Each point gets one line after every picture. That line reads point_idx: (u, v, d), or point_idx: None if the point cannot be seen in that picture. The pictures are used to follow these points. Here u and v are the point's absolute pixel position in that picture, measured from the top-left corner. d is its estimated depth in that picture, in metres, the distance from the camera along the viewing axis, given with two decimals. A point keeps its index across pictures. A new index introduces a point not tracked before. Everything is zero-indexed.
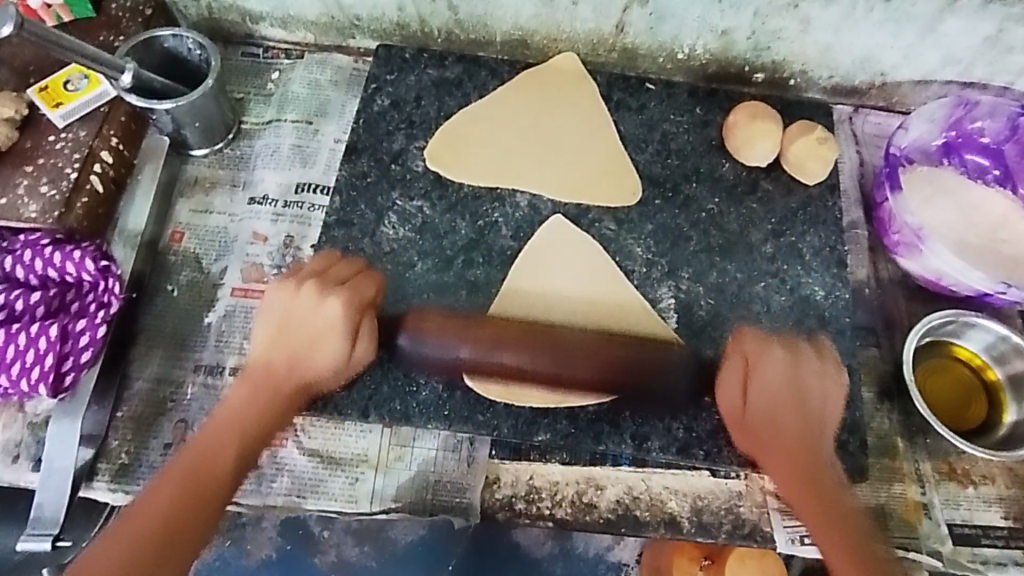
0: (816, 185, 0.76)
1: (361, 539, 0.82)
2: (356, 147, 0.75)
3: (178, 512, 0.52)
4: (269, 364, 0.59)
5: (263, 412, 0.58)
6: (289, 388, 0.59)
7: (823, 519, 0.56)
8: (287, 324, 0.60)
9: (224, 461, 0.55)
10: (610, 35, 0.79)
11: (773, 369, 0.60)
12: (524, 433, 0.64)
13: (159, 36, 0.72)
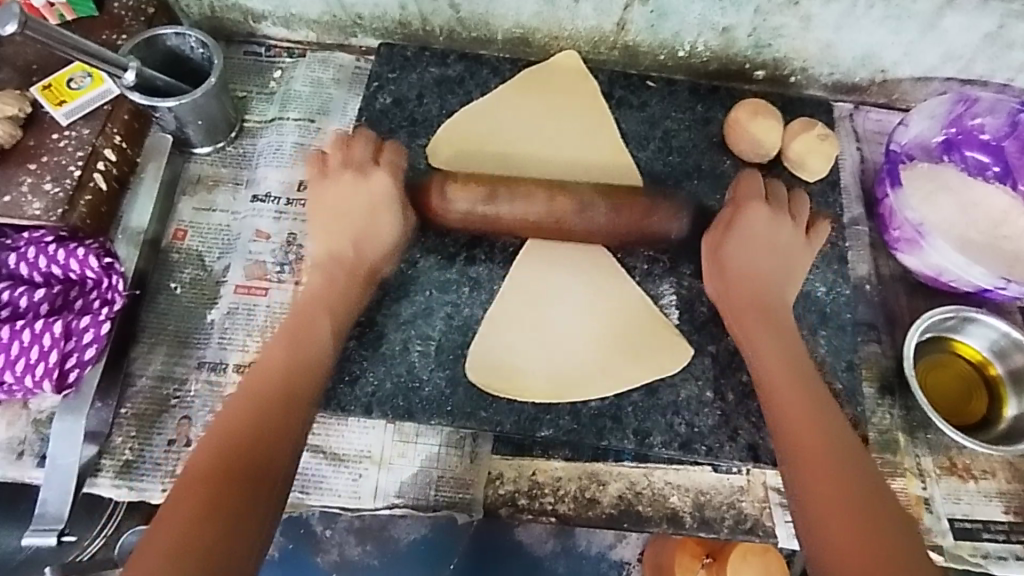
0: (817, 182, 0.76)
1: (363, 538, 0.80)
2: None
3: (274, 407, 0.57)
4: (338, 253, 0.67)
5: (332, 315, 0.64)
6: (360, 272, 0.66)
7: (796, 406, 0.59)
8: (340, 207, 0.68)
9: (309, 361, 0.61)
10: (612, 32, 0.79)
11: (753, 229, 0.67)
12: (526, 430, 0.64)
13: (161, 35, 0.73)
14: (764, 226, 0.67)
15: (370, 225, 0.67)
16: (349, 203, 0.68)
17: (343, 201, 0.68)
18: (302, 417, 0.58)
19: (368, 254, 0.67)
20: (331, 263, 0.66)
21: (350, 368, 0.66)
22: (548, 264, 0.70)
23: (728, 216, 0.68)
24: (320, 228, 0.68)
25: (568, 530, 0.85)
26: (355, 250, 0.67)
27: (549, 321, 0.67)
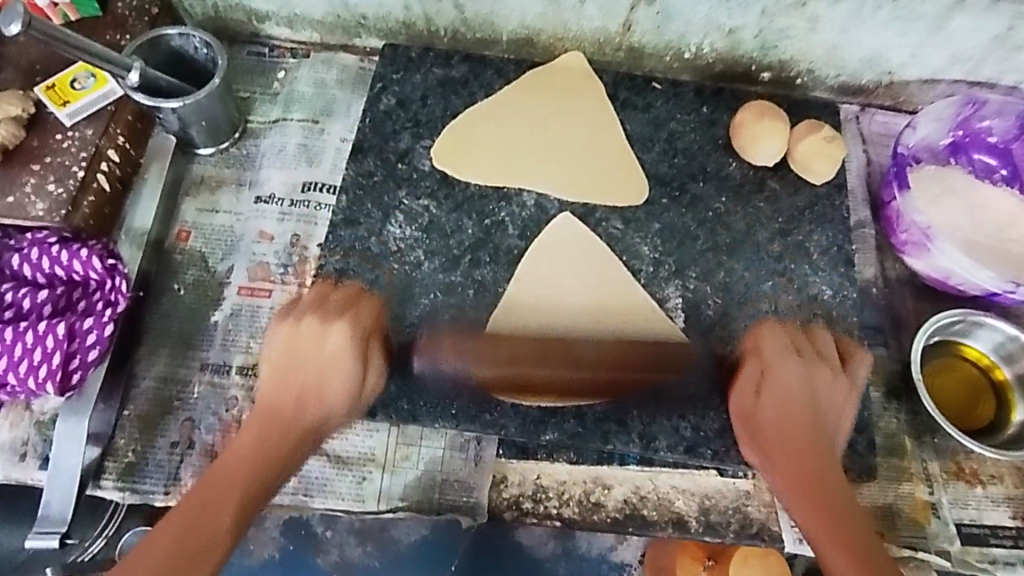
0: (824, 184, 0.76)
1: (365, 538, 0.65)
2: (363, 145, 0.75)
3: (171, 567, 0.50)
4: (279, 399, 0.59)
5: (264, 460, 0.56)
6: (296, 430, 0.58)
7: (816, 504, 0.56)
8: (290, 362, 0.60)
9: (221, 515, 0.53)
10: (617, 34, 0.79)
11: (780, 386, 0.61)
12: (531, 433, 0.64)
13: (165, 35, 0.72)
14: (793, 366, 0.62)
15: (321, 388, 0.59)
16: (291, 389, 0.59)
17: (289, 367, 0.60)
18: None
19: (311, 409, 0.59)
20: (271, 401, 0.59)
21: None
22: (552, 268, 0.69)
23: (753, 369, 0.63)
24: (268, 376, 0.60)
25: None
26: (295, 397, 0.59)
27: (555, 326, 0.66)
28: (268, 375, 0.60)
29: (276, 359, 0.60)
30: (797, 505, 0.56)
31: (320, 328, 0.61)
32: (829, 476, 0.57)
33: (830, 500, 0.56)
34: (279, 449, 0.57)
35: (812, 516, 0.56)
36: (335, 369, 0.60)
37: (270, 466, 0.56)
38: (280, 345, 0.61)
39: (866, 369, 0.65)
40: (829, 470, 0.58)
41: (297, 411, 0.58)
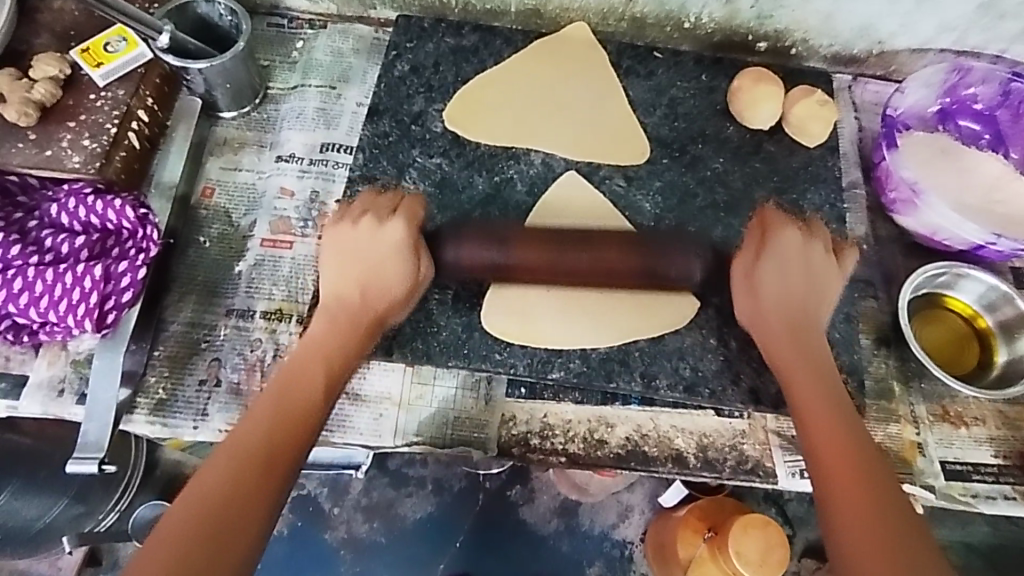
0: (817, 147, 0.80)
1: (370, 516, 1.13)
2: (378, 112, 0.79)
3: (282, 442, 0.56)
4: (353, 295, 0.65)
5: (343, 351, 0.62)
6: (365, 320, 0.64)
7: (818, 389, 0.61)
8: (352, 258, 0.66)
9: (306, 400, 0.59)
10: (621, 4, 0.83)
11: (779, 276, 0.66)
12: (539, 372, 0.68)
13: (192, 2, 0.76)
14: (792, 247, 0.67)
15: (379, 274, 0.65)
16: (362, 288, 0.65)
17: (364, 267, 0.65)
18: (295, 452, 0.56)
19: (372, 301, 0.65)
20: (349, 295, 0.65)
21: None
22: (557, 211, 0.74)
23: (757, 254, 0.68)
24: (333, 271, 0.66)
25: (571, 510, 1.13)
26: (367, 298, 0.65)
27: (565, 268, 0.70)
28: (332, 272, 0.66)
29: (338, 255, 0.66)
30: (802, 389, 0.61)
31: (375, 229, 0.66)
32: (825, 361, 0.64)
33: (825, 383, 0.62)
34: (350, 336, 0.63)
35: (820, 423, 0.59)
36: (389, 259, 0.65)
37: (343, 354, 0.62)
38: (336, 250, 0.67)
39: (855, 262, 0.70)
40: (823, 366, 0.63)
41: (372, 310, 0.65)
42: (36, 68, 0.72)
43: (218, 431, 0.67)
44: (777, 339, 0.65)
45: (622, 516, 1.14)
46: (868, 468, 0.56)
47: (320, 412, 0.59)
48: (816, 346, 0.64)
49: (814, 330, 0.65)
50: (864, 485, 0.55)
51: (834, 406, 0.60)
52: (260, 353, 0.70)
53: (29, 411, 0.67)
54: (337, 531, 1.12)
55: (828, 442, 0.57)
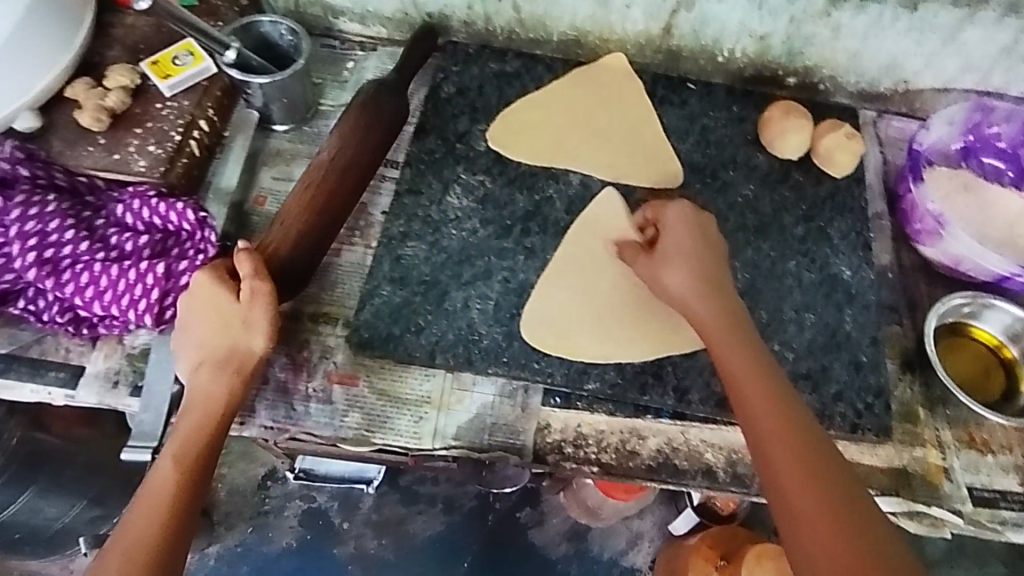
0: (844, 177, 0.84)
1: (381, 533, 1.17)
2: (395, 75, 0.80)
3: (157, 527, 0.56)
4: (211, 350, 0.63)
5: (203, 418, 0.61)
6: (227, 367, 0.63)
7: (763, 406, 0.58)
8: (198, 318, 0.64)
9: (171, 482, 0.58)
10: (658, 36, 0.87)
11: (677, 258, 0.67)
12: (575, 381, 0.70)
13: (257, 21, 0.81)
14: (675, 225, 0.69)
15: (221, 321, 0.63)
16: (213, 342, 0.63)
17: (214, 321, 0.63)
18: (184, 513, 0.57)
19: (225, 343, 0.63)
20: (207, 354, 0.63)
21: (415, 320, 0.72)
22: (595, 222, 0.78)
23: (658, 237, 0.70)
24: (190, 338, 0.64)
25: (580, 535, 1.17)
26: (226, 340, 0.63)
27: (598, 279, 0.74)
28: (184, 338, 0.65)
29: (188, 318, 0.64)
30: (747, 404, 0.59)
31: (201, 285, 0.64)
32: (750, 369, 0.60)
33: (758, 404, 0.58)
34: (218, 384, 0.62)
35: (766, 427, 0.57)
36: (218, 308, 0.63)
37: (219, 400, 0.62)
38: (184, 318, 0.65)
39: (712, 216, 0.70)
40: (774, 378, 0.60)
41: (230, 353, 0.63)
42: (109, 78, 0.77)
43: (263, 428, 0.68)
44: (710, 327, 0.63)
45: (631, 544, 1.18)
46: (818, 504, 0.53)
47: (189, 485, 0.58)
48: (751, 344, 0.62)
49: (741, 332, 0.63)
50: (822, 507, 0.53)
51: (801, 442, 0.56)
52: (308, 354, 0.72)
53: (85, 402, 0.70)
54: (346, 546, 1.15)
55: (784, 454, 0.55)
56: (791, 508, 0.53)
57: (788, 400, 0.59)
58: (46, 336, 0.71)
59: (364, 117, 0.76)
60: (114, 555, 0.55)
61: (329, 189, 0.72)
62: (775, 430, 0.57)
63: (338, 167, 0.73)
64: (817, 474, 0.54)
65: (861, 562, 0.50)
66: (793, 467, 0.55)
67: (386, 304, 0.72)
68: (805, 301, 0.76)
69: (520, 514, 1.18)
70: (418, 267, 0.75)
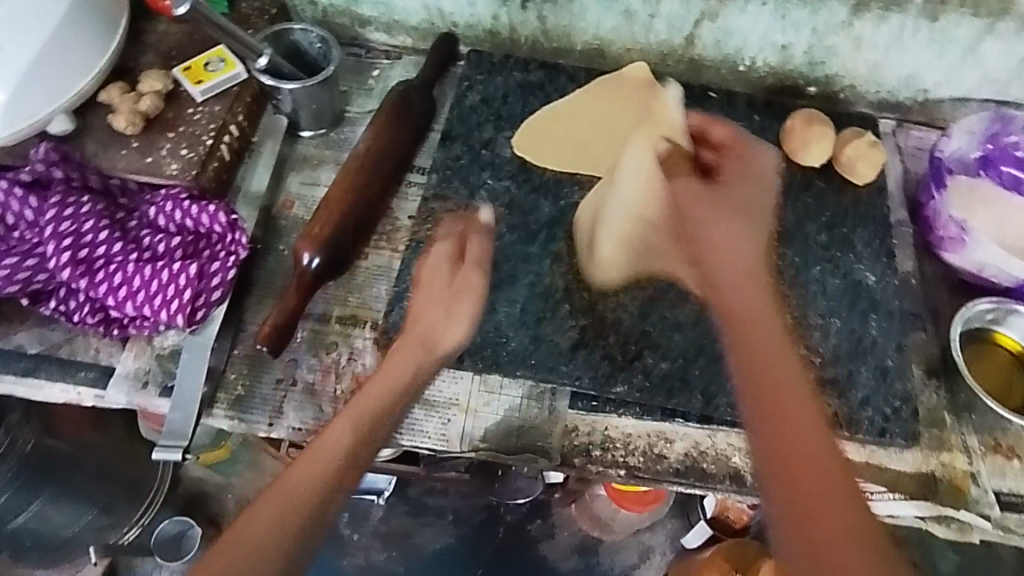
0: (866, 186, 0.84)
1: (390, 545, 1.16)
2: (422, 77, 0.87)
3: (319, 487, 0.56)
4: (427, 330, 0.67)
5: (397, 400, 0.64)
6: (426, 354, 0.66)
7: (770, 380, 0.58)
8: (426, 291, 0.69)
9: (347, 447, 0.59)
10: (680, 47, 0.88)
11: (727, 223, 0.65)
12: (603, 385, 0.70)
13: (289, 29, 0.83)
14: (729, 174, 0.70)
15: (444, 305, 0.68)
16: (441, 329, 0.67)
17: (434, 300, 0.69)
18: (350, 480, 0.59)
19: (436, 330, 0.67)
20: (420, 339, 0.67)
21: None
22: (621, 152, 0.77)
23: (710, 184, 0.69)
24: (417, 309, 0.69)
25: (591, 548, 1.17)
26: (431, 327, 0.67)
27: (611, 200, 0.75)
28: (413, 306, 0.69)
29: (421, 288, 0.69)
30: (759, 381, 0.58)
31: (432, 256, 0.70)
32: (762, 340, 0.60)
33: (775, 376, 0.58)
34: (412, 366, 0.65)
35: (768, 405, 0.57)
36: (449, 291, 0.68)
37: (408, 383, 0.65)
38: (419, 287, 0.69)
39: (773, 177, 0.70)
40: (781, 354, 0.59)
41: (436, 345, 0.67)
42: (143, 83, 0.78)
43: (291, 429, 0.68)
44: (731, 281, 0.63)
45: (642, 557, 1.17)
46: (824, 476, 0.53)
47: (361, 456, 0.60)
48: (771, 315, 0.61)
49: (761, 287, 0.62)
50: (829, 483, 0.53)
51: (806, 420, 0.56)
52: (336, 356, 0.72)
53: (113, 402, 0.69)
54: (355, 557, 1.15)
55: (783, 434, 0.55)
56: (782, 484, 0.54)
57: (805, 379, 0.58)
58: (76, 336, 0.72)
59: (391, 115, 0.81)
60: (269, 498, 0.55)
61: (367, 173, 0.77)
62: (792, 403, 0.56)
63: (376, 155, 0.78)
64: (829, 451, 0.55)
65: (857, 537, 0.51)
66: (793, 446, 0.55)
67: None
68: (829, 307, 0.76)
69: (531, 526, 1.17)
70: None
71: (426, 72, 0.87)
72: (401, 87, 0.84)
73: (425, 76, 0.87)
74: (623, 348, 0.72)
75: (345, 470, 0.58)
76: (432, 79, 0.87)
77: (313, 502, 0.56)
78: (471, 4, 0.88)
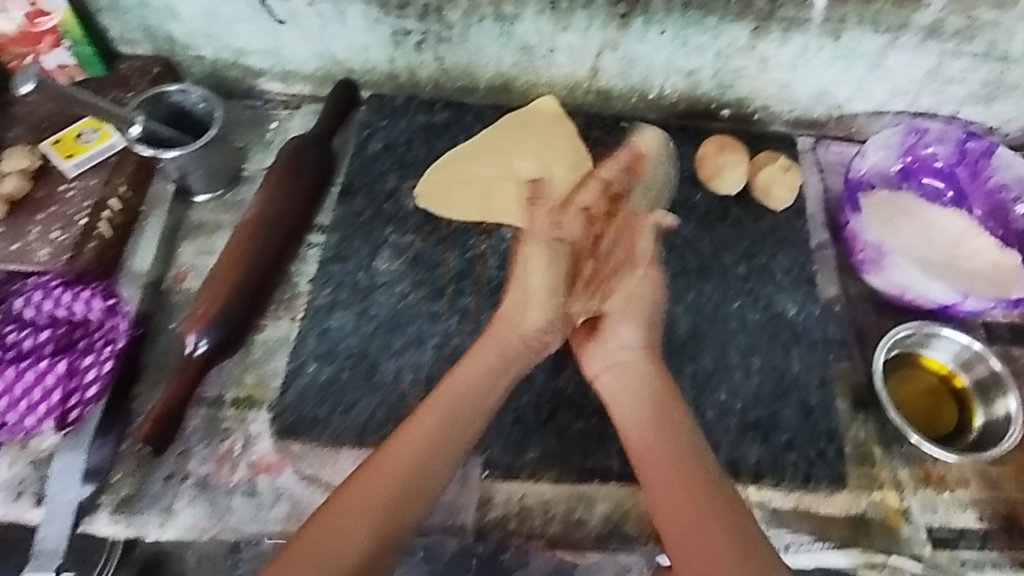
0: (783, 211, 0.82)
1: None
2: (320, 126, 0.81)
3: (393, 497, 0.57)
4: (524, 327, 0.69)
5: (476, 401, 0.64)
6: (517, 360, 0.67)
7: (651, 438, 0.62)
8: (522, 285, 0.71)
9: (418, 456, 0.60)
10: (585, 78, 0.84)
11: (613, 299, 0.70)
12: (514, 453, 0.67)
13: (166, 92, 0.77)
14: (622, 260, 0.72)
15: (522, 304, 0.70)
16: (514, 332, 0.69)
17: (541, 291, 0.70)
18: (426, 493, 0.59)
19: (522, 329, 0.69)
20: (506, 339, 0.68)
21: (343, 400, 0.69)
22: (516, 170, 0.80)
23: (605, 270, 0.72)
24: (517, 302, 0.70)
25: None
26: (513, 325, 0.69)
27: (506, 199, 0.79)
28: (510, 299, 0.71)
29: (527, 283, 0.71)
30: (654, 451, 0.61)
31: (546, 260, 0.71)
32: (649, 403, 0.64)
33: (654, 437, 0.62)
34: (495, 368, 0.66)
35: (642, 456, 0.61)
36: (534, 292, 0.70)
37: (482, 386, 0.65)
38: (535, 284, 0.71)
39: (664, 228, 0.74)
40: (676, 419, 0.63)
41: (521, 342, 0.68)
42: (7, 162, 0.75)
43: (184, 527, 0.64)
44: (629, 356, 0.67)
45: None
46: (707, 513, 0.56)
47: (436, 464, 0.60)
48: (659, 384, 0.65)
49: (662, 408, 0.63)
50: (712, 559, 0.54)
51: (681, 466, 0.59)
52: (231, 444, 0.68)
53: None
54: None
55: (664, 472, 0.59)
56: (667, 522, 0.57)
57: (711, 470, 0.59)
58: None
59: (288, 169, 0.76)
60: (338, 512, 0.56)
61: (258, 239, 0.72)
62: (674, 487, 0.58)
63: (272, 215, 0.74)
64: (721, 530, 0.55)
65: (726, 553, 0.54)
66: (673, 481, 0.59)
67: (313, 381, 0.69)
68: (750, 343, 0.74)
69: None
70: (345, 339, 0.71)
71: (323, 123, 0.82)
72: (298, 142, 0.79)
73: (324, 125, 0.81)
74: (536, 408, 0.69)
75: (422, 483, 0.59)
76: (331, 130, 0.82)
77: (385, 514, 0.57)
78: (365, 49, 0.83)
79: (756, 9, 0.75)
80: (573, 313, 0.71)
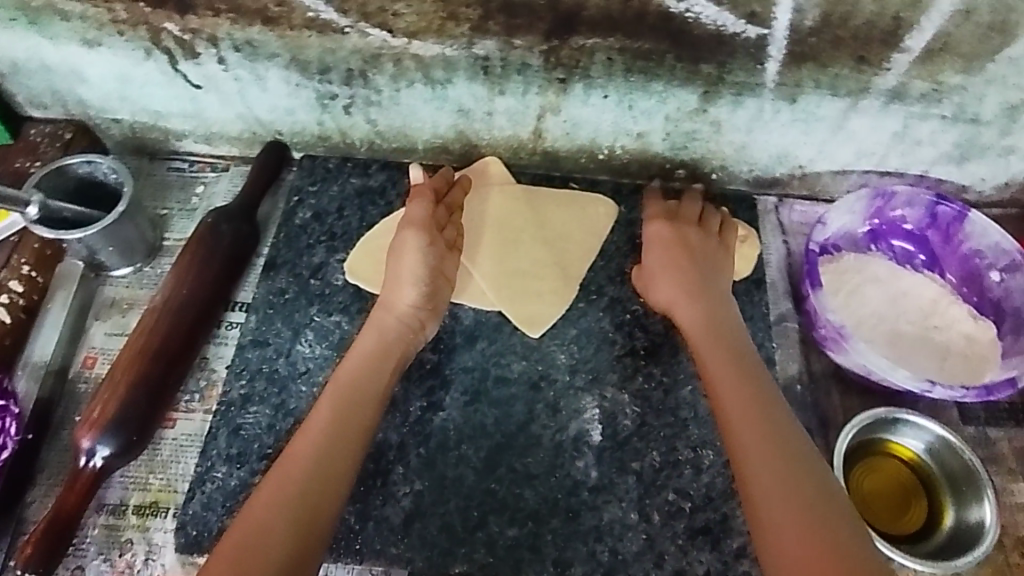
0: (742, 280, 0.77)
1: None
2: (243, 197, 0.75)
3: (306, 490, 0.54)
4: (399, 310, 0.66)
5: (376, 392, 0.61)
6: (396, 353, 0.64)
7: (749, 407, 0.59)
8: (398, 278, 0.67)
9: (317, 446, 0.56)
10: (529, 140, 0.78)
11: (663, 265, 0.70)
12: (440, 567, 0.61)
13: (70, 164, 0.71)
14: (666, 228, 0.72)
15: (397, 288, 0.67)
16: (400, 323, 0.66)
17: (410, 274, 0.66)
18: (339, 485, 0.56)
19: (396, 310, 0.66)
20: (385, 327, 0.65)
21: None
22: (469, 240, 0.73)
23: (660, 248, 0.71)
24: (406, 295, 0.66)
25: None
26: (393, 312, 0.66)
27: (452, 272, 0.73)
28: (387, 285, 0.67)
29: (398, 268, 0.67)
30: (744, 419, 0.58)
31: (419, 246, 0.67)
32: (743, 369, 0.62)
33: (750, 402, 0.59)
34: (379, 363, 0.63)
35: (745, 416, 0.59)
36: (408, 272, 0.67)
37: (375, 374, 0.62)
38: (401, 271, 0.67)
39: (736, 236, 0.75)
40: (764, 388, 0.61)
41: (401, 321, 0.66)
42: None
43: None
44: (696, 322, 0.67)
45: None
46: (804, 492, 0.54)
47: (350, 451, 0.57)
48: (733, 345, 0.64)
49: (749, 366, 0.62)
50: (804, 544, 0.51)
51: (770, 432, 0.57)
52: (131, 557, 0.62)
53: None
54: None
55: (757, 433, 0.57)
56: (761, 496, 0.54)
57: (796, 435, 0.57)
58: None
59: (200, 250, 0.70)
60: (253, 510, 0.53)
61: (165, 333, 0.66)
62: (760, 458, 0.56)
63: (185, 301, 0.68)
64: (805, 498, 0.54)
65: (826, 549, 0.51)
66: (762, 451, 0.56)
67: (222, 487, 0.64)
68: (703, 434, 0.68)
69: None
70: (260, 438, 0.66)
71: (243, 195, 0.75)
72: (213, 215, 0.73)
73: (247, 195, 0.75)
74: (464, 515, 0.63)
75: (333, 474, 0.56)
76: (255, 199, 0.75)
77: (310, 503, 0.54)
78: (290, 112, 0.77)
79: (704, 74, 0.70)
80: (438, 303, 0.68)
